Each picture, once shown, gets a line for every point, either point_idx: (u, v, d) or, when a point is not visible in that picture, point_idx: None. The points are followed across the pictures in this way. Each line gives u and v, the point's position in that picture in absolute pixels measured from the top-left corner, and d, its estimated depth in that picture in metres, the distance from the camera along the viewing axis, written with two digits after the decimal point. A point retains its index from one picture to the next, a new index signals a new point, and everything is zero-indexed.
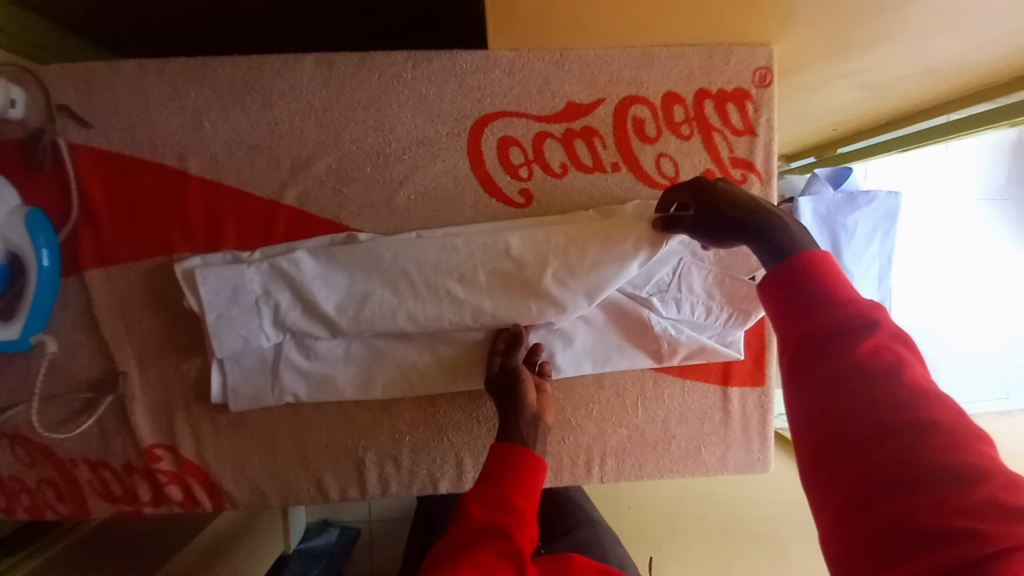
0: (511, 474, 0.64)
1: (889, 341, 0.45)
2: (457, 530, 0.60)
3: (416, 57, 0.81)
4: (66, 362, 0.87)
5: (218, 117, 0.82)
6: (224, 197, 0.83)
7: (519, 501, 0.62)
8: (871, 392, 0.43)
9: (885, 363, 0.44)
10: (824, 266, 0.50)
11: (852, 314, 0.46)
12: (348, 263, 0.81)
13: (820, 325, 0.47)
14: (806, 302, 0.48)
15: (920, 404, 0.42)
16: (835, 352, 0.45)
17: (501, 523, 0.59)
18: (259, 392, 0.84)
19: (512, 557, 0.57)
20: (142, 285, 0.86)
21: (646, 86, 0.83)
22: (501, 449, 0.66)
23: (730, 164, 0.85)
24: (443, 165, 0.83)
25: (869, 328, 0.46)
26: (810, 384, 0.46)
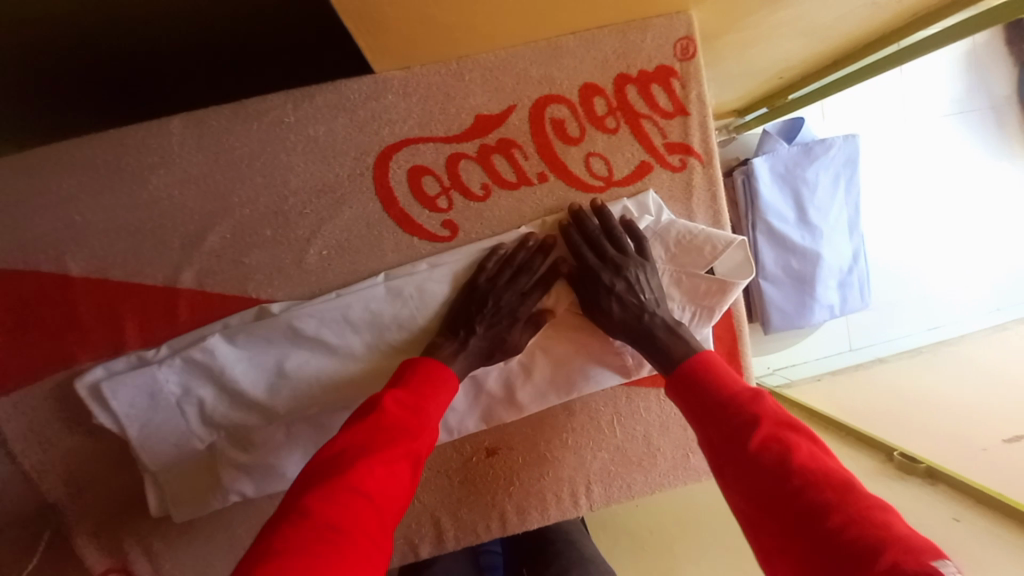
0: (427, 388, 0.64)
1: (772, 427, 0.55)
2: (368, 428, 0.57)
3: (296, 95, 0.70)
4: None
5: (86, 206, 0.71)
6: (114, 293, 0.74)
7: (428, 412, 0.62)
8: (767, 480, 0.52)
9: (772, 450, 0.53)
10: (709, 370, 0.64)
11: (737, 410, 0.58)
12: (270, 340, 0.72)
13: (715, 424, 0.59)
14: (703, 407, 0.61)
15: (808, 480, 0.49)
16: (734, 447, 0.56)
17: (407, 431, 0.58)
18: (203, 496, 0.77)
19: (407, 460, 0.56)
20: (51, 406, 0.77)
21: (559, 82, 0.74)
22: (423, 363, 0.66)
23: (666, 151, 0.77)
24: (353, 212, 0.74)
25: (751, 421, 0.56)
26: (728, 481, 0.56)
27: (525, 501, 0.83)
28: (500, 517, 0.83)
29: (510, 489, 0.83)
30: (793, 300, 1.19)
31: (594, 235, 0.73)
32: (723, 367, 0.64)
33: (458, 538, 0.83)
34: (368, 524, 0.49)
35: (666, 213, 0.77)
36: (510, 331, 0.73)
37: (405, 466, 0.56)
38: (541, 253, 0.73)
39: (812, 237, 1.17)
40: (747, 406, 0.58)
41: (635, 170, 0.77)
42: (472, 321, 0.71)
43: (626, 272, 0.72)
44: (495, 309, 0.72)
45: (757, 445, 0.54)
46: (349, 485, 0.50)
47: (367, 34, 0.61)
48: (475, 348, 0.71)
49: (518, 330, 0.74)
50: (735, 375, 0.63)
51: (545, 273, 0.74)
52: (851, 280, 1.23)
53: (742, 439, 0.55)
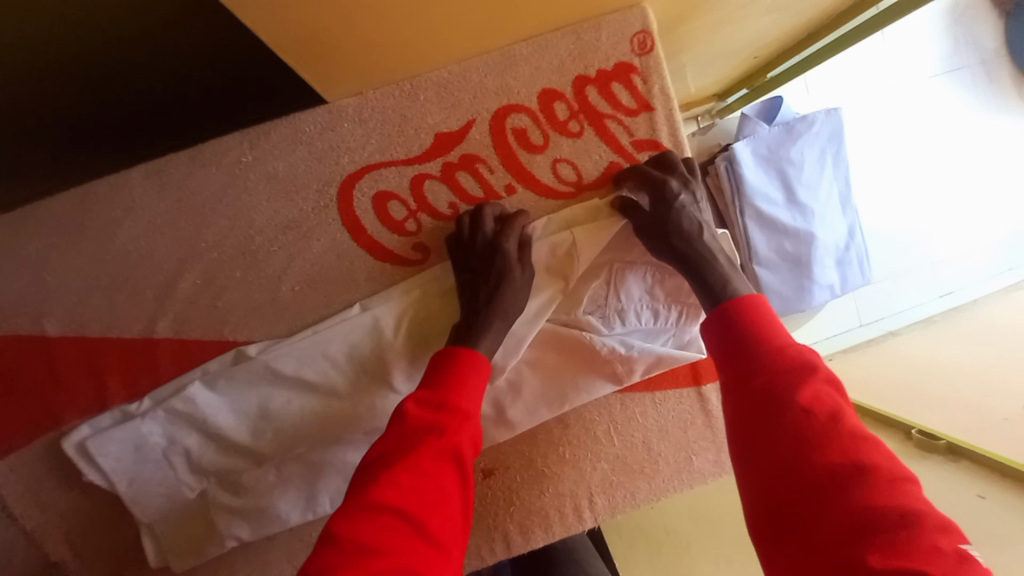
0: (458, 377, 0.60)
1: (824, 386, 0.52)
2: (395, 432, 0.56)
3: (251, 134, 0.70)
4: None
5: (58, 265, 0.71)
6: (93, 348, 0.73)
7: (465, 404, 0.59)
8: (813, 436, 0.48)
9: (823, 407, 0.50)
10: (760, 311, 0.58)
11: (787, 360, 0.54)
12: (250, 382, 0.71)
13: (758, 371, 0.54)
14: (746, 352, 0.56)
15: (855, 444, 0.47)
16: (777, 395, 0.52)
17: (441, 429, 0.56)
18: (199, 544, 0.75)
19: (445, 458, 0.55)
20: (41, 468, 0.75)
21: (517, 91, 0.72)
22: (454, 352, 0.62)
23: (634, 150, 0.75)
24: (322, 244, 0.73)
25: (807, 376, 0.52)
26: (756, 421, 0.52)
27: (527, 519, 0.80)
28: (504, 538, 0.80)
29: (511, 509, 0.80)
30: (790, 284, 1.15)
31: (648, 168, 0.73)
32: (773, 311, 0.59)
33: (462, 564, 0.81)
34: (410, 538, 0.49)
35: None
36: (507, 270, 0.69)
37: (445, 467, 0.54)
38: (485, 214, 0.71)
39: (804, 218, 1.13)
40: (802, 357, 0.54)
41: (604, 172, 0.76)
42: (470, 284, 0.69)
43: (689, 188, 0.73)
44: (482, 261, 0.69)
45: (811, 399, 0.50)
46: (383, 505, 0.50)
47: (310, 56, 0.60)
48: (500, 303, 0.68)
49: (513, 264, 0.70)
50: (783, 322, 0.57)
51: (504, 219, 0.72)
52: (849, 257, 1.19)
53: (789, 388, 0.51)
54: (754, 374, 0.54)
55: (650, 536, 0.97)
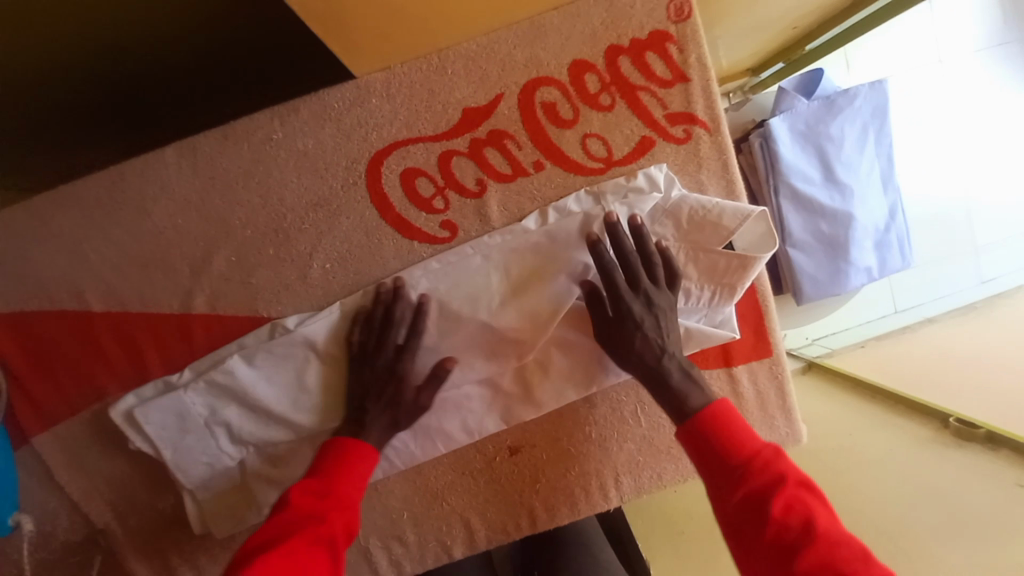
0: (343, 465, 0.63)
1: (794, 490, 0.53)
2: (274, 522, 0.55)
3: (281, 111, 0.70)
4: (43, 535, 0.80)
5: (101, 243, 0.74)
6: (134, 323, 0.76)
7: (346, 492, 0.61)
8: (793, 551, 0.50)
9: (797, 517, 0.51)
10: (724, 419, 0.59)
11: (760, 469, 0.55)
12: (285, 356, 0.72)
13: (735, 488, 0.55)
14: (722, 469, 0.57)
15: (834, 552, 0.48)
16: (755, 509, 0.53)
17: (320, 515, 0.56)
18: (239, 511, 0.78)
19: (323, 543, 0.54)
20: (89, 436, 0.79)
21: (547, 63, 0.70)
22: (335, 444, 0.65)
23: (668, 123, 0.72)
24: (350, 222, 0.73)
25: (776, 483, 0.54)
26: (741, 539, 0.53)
27: (552, 496, 0.81)
28: (528, 514, 0.81)
29: (536, 486, 0.81)
30: (825, 266, 1.11)
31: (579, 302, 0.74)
32: (734, 412, 0.60)
33: (488, 538, 0.82)
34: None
35: (675, 188, 0.72)
36: (399, 394, 0.69)
37: (323, 554, 0.53)
38: (398, 299, 0.70)
39: (842, 197, 1.08)
40: (768, 462, 0.56)
41: (635, 148, 0.73)
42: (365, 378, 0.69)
43: (657, 306, 0.66)
44: (372, 371, 0.69)
45: (786, 509, 0.52)
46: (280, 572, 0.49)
47: (330, 19, 0.58)
48: (377, 422, 0.68)
49: (383, 352, 0.70)
50: (750, 426, 0.59)
51: (412, 319, 0.70)
52: (889, 238, 1.14)
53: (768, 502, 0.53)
54: (734, 487, 0.55)
55: (673, 518, 0.97)
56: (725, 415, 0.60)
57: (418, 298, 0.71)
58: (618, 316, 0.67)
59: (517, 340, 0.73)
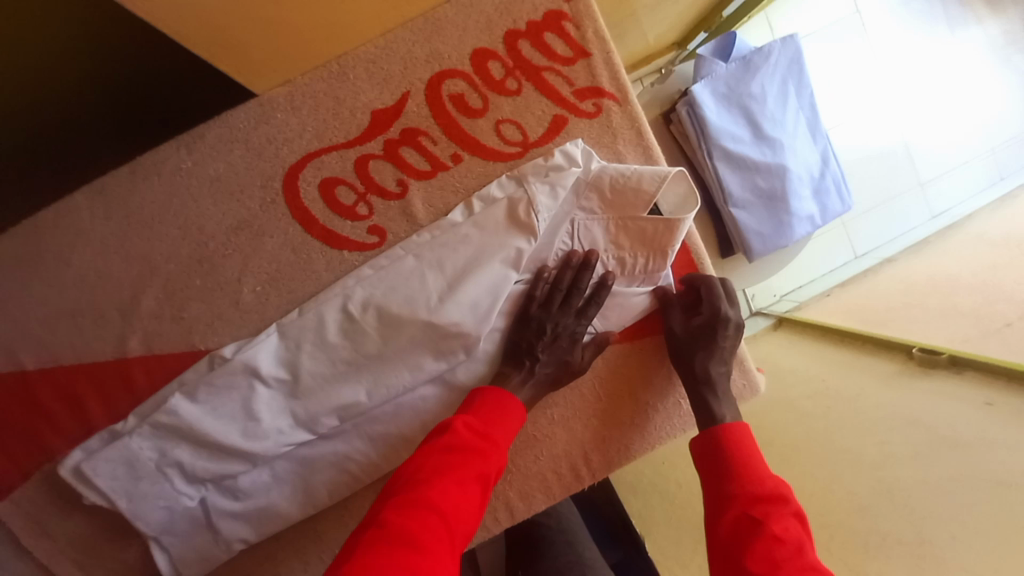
0: (498, 410, 0.63)
1: (790, 516, 0.56)
2: (447, 441, 0.58)
3: (187, 139, 0.70)
4: None
5: (23, 298, 0.72)
6: (70, 375, 0.73)
7: (499, 436, 0.61)
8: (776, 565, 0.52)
9: (787, 531, 0.54)
10: (742, 442, 0.65)
11: (762, 487, 0.59)
12: (230, 386, 0.70)
13: (734, 497, 0.59)
14: (727, 480, 0.61)
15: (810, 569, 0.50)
16: (749, 519, 0.56)
17: (482, 452, 0.58)
18: (207, 550, 0.75)
19: (476, 479, 0.56)
20: (41, 498, 0.76)
21: (447, 55, 0.71)
22: (492, 392, 0.65)
23: (576, 99, 0.73)
24: (276, 241, 0.73)
25: (775, 502, 0.57)
26: (726, 555, 0.55)
27: (526, 485, 0.81)
28: (505, 506, 0.81)
29: (508, 477, 0.80)
30: (769, 221, 1.13)
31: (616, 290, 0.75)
32: (756, 445, 0.64)
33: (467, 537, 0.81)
34: (441, 542, 0.49)
35: (593, 160, 0.72)
36: (569, 357, 0.73)
37: (476, 488, 0.55)
38: (587, 270, 0.71)
39: (774, 151, 1.11)
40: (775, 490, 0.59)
41: (549, 127, 0.73)
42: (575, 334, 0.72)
43: (733, 332, 0.75)
44: (558, 349, 0.72)
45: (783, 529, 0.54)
46: (423, 502, 0.51)
47: (224, 35, 0.59)
48: (543, 374, 0.72)
49: (571, 319, 0.72)
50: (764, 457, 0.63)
51: (595, 289, 0.72)
52: (826, 185, 1.17)
53: (760, 520, 0.56)
54: (732, 502, 0.59)
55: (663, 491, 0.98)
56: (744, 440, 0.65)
57: (590, 253, 0.71)
58: (714, 319, 0.74)
59: (462, 333, 0.70)
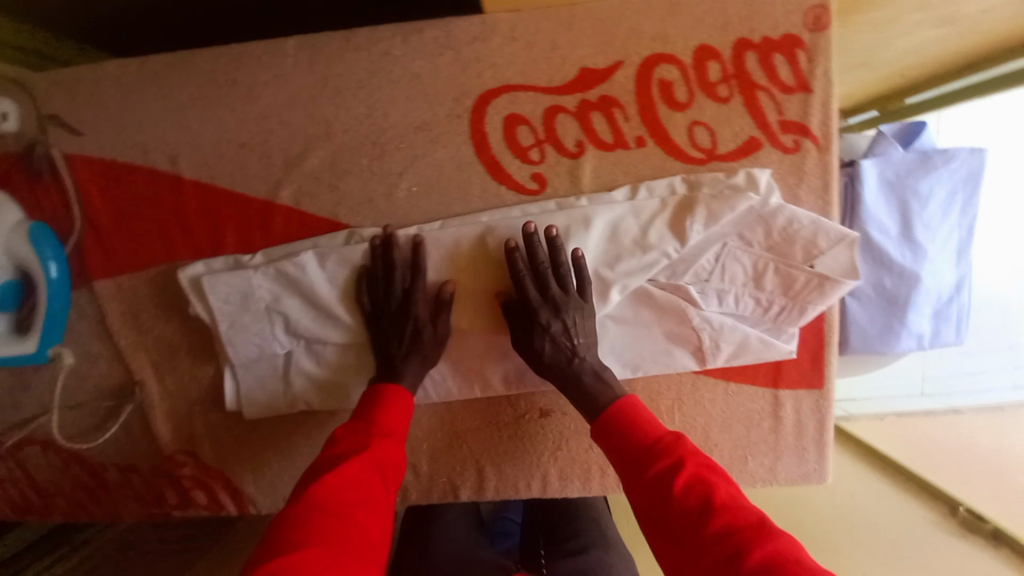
0: (378, 409, 0.68)
1: (693, 464, 0.59)
2: (325, 457, 0.62)
3: (406, 29, 0.71)
4: (85, 372, 0.84)
5: (204, 115, 0.75)
6: (217, 198, 0.77)
7: (387, 429, 0.67)
8: (694, 518, 0.54)
9: (695, 485, 0.56)
10: (634, 412, 0.65)
11: (661, 445, 0.61)
12: (358, 265, 0.76)
13: (641, 465, 0.60)
14: (627, 447, 0.63)
15: (731, 516, 0.52)
16: (659, 479, 0.59)
17: (367, 445, 0.63)
18: (274, 399, 0.81)
19: (370, 470, 0.61)
20: (149, 294, 0.81)
21: (674, 41, 0.69)
22: (378, 388, 0.71)
23: (780, 129, 0.71)
24: (445, 153, 0.75)
25: (675, 458, 0.59)
26: (647, 510, 0.58)
27: (569, 467, 0.83)
28: (542, 477, 0.83)
29: (556, 453, 0.83)
30: (878, 322, 1.09)
31: (564, 269, 0.70)
32: (641, 411, 0.66)
33: (497, 490, 0.84)
34: (338, 526, 0.53)
35: (775, 196, 0.70)
36: (419, 332, 0.74)
37: (375, 475, 0.60)
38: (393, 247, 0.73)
39: (913, 256, 1.06)
40: (666, 446, 0.61)
41: (742, 145, 0.72)
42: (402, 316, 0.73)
43: (567, 315, 0.71)
44: (396, 328, 0.73)
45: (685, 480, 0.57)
46: (314, 499, 0.55)
47: None
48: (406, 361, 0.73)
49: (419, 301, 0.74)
50: (654, 416, 0.65)
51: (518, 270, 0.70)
52: (949, 311, 1.11)
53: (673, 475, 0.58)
54: (642, 466, 0.60)
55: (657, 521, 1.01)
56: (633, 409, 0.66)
57: (578, 250, 0.70)
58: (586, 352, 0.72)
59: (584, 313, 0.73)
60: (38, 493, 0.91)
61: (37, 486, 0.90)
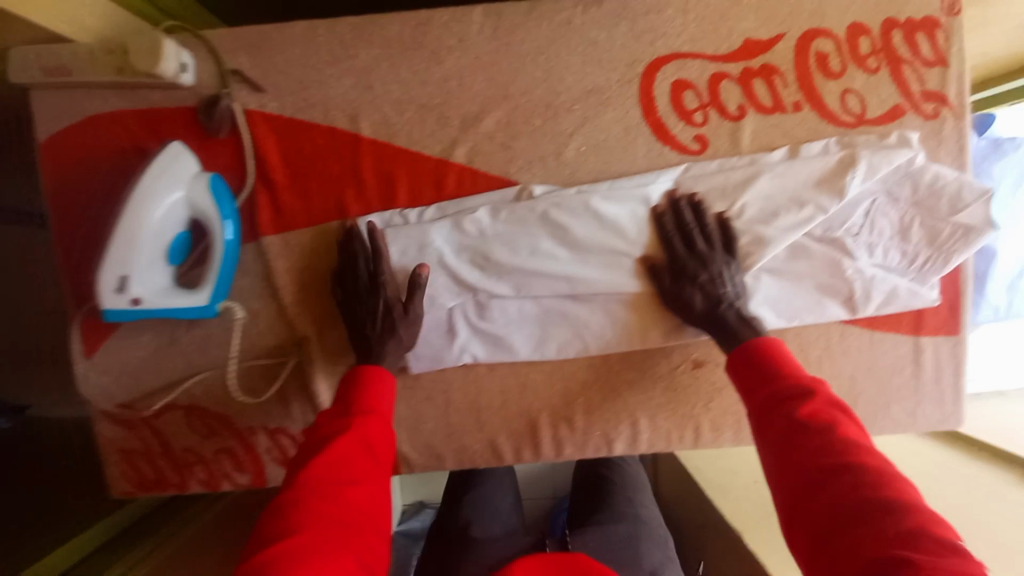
0: (365, 387, 0.70)
1: (824, 404, 0.61)
2: (313, 439, 0.64)
3: (587, 1, 0.78)
4: (249, 330, 0.82)
5: (388, 76, 0.79)
6: (393, 155, 0.80)
7: (374, 406, 0.69)
8: (814, 443, 0.57)
9: (823, 418, 0.59)
10: (769, 350, 0.69)
11: (795, 382, 0.64)
12: (531, 220, 0.79)
13: (771, 394, 0.64)
14: (761, 377, 0.67)
15: (851, 451, 0.55)
16: (785, 409, 0.62)
17: (351, 425, 0.65)
18: (440, 350, 0.83)
19: (359, 449, 0.62)
20: (316, 249, 0.81)
21: (829, 18, 0.78)
22: (355, 370, 0.73)
23: (922, 98, 0.79)
24: (614, 114, 0.80)
25: (807, 394, 0.62)
26: (770, 433, 0.62)
27: (721, 418, 0.87)
28: (694, 430, 0.88)
29: (709, 405, 0.87)
30: None
31: (711, 228, 0.77)
32: (777, 351, 0.69)
33: (650, 442, 0.89)
34: (330, 511, 0.55)
35: (921, 156, 0.78)
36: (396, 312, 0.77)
37: (361, 454, 0.62)
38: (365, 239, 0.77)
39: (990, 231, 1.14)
40: (803, 382, 0.63)
41: (887, 112, 0.79)
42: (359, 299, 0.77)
43: (713, 267, 0.76)
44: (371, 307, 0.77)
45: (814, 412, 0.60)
46: (308, 485, 0.57)
47: None
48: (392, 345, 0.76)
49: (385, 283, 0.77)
50: (793, 358, 0.68)
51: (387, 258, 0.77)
52: None
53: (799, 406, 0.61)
54: (771, 395, 0.64)
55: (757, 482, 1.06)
56: (770, 347, 0.69)
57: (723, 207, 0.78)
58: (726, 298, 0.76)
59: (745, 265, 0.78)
60: (171, 466, 0.88)
61: (172, 457, 0.87)
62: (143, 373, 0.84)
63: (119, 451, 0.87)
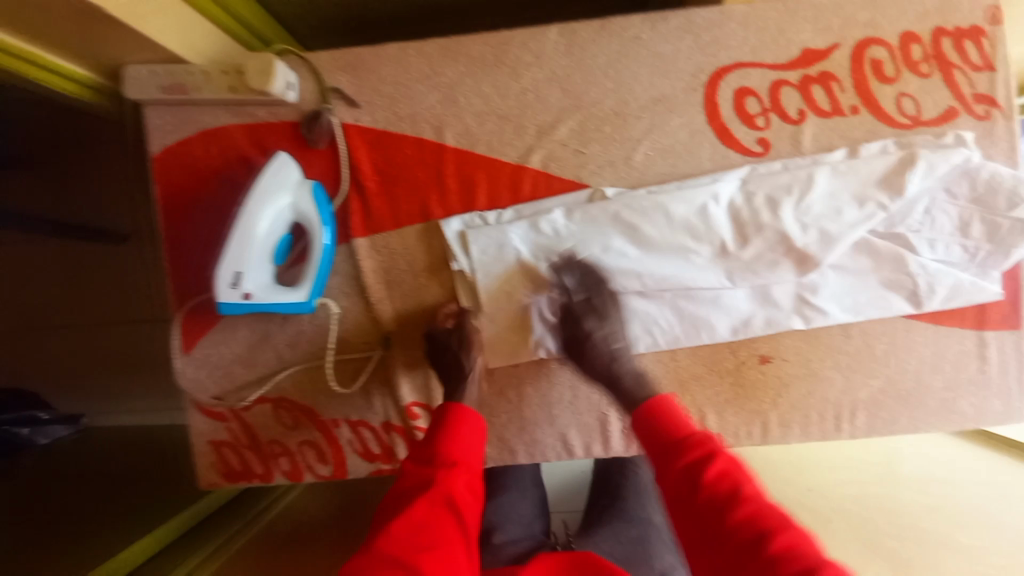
0: (449, 431, 0.69)
1: (729, 472, 0.57)
2: (397, 489, 0.65)
3: (654, 18, 0.84)
4: (338, 325, 0.88)
5: (471, 91, 0.86)
6: (474, 162, 0.86)
7: (457, 454, 0.67)
8: (721, 518, 0.54)
9: (719, 488, 0.55)
10: (664, 409, 0.65)
11: (692, 444, 0.60)
12: (603, 219, 0.84)
13: (665, 457, 0.61)
14: (660, 437, 0.63)
15: (772, 534, 0.51)
16: (679, 474, 0.58)
17: (434, 478, 0.64)
18: (516, 345, 0.88)
19: (440, 505, 0.62)
20: (402, 250, 0.87)
21: (883, 28, 0.83)
22: (445, 408, 0.72)
23: (974, 100, 0.84)
24: (680, 121, 0.85)
25: (702, 459, 0.58)
26: (671, 500, 0.58)
27: (789, 413, 0.89)
28: (762, 425, 0.90)
29: (776, 399, 0.89)
30: None
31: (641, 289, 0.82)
32: (675, 411, 0.65)
33: (719, 435, 0.90)
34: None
35: (977, 154, 0.82)
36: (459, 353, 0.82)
37: (443, 513, 0.61)
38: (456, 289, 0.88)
39: None
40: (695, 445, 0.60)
41: (941, 114, 0.84)
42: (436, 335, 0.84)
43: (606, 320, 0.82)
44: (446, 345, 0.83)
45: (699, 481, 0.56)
46: (385, 550, 0.58)
47: None
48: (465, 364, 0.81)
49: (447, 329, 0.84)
50: (687, 416, 0.64)
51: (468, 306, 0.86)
52: None
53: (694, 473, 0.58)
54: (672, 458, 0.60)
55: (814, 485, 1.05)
56: (667, 406, 0.66)
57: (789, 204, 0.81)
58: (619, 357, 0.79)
59: (803, 263, 0.82)
60: (257, 457, 0.92)
61: (259, 449, 0.92)
62: (238, 366, 0.89)
63: (210, 442, 0.92)
